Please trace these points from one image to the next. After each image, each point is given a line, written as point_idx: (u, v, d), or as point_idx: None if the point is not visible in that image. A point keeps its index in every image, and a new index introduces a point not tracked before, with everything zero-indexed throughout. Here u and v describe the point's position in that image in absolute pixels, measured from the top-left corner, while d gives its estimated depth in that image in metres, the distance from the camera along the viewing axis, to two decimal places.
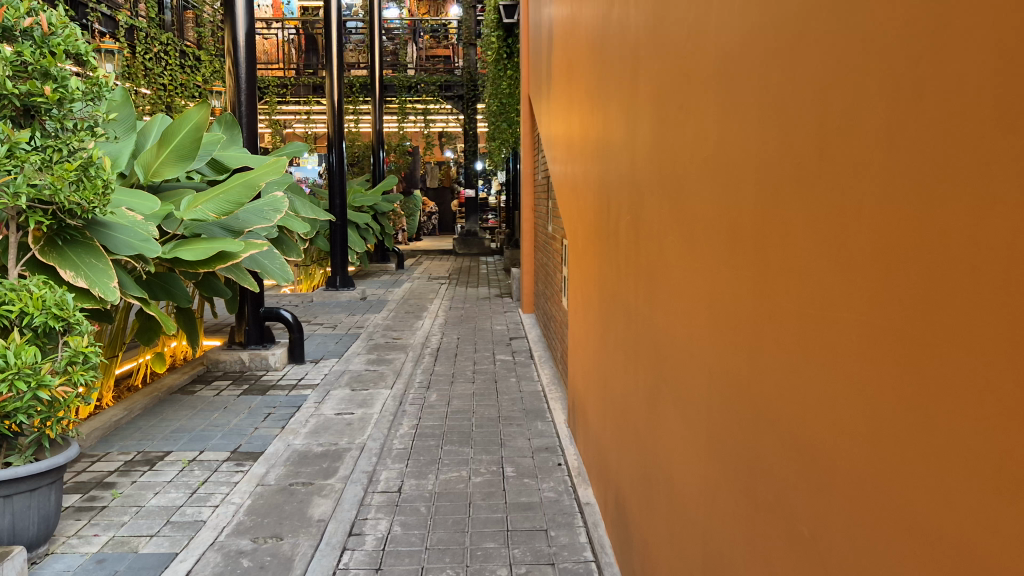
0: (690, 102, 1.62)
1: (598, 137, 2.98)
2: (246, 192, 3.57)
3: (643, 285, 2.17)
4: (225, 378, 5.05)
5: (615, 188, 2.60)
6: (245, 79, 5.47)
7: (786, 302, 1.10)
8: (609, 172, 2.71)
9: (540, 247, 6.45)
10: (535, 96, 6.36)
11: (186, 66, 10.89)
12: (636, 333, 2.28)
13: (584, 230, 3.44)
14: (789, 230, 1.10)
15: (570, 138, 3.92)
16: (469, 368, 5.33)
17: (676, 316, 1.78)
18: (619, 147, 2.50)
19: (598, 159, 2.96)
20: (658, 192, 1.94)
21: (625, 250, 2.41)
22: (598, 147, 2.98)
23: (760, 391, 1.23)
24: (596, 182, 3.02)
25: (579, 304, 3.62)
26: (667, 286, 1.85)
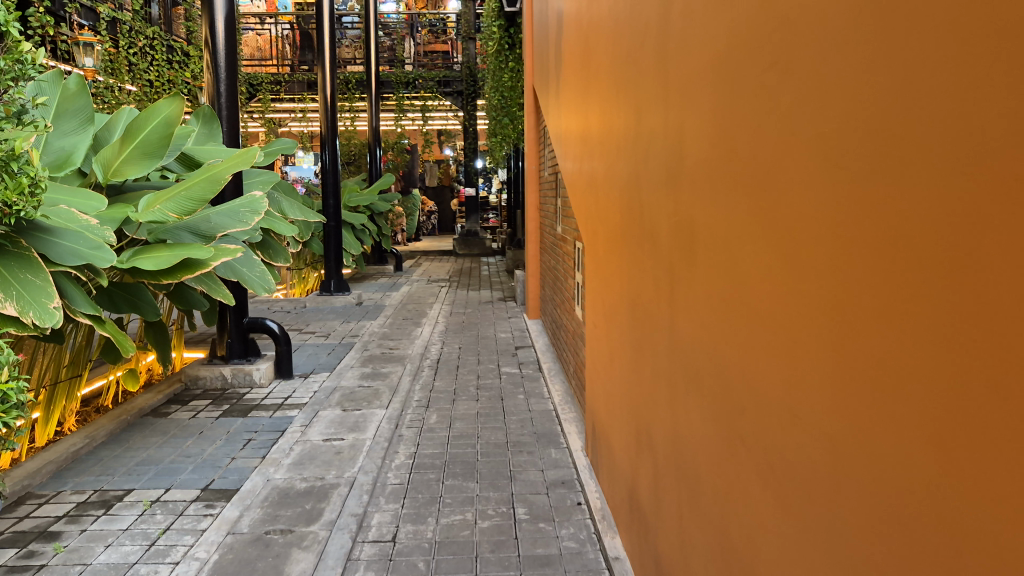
0: (763, 57, 1.21)
1: (619, 123, 2.56)
2: (209, 188, 3.14)
3: (682, 298, 1.75)
4: (204, 397, 4.59)
5: (643, 180, 2.18)
6: (225, 67, 5.00)
7: (995, 349, 0.68)
8: (635, 162, 2.28)
9: (547, 250, 6.00)
10: (541, 87, 5.89)
11: (174, 62, 10.42)
12: (678, 363, 1.83)
13: (602, 233, 3.00)
14: (991, 230, 0.68)
15: (583, 128, 3.48)
16: (472, 383, 4.86)
17: (737, 339, 1.37)
18: (648, 130, 2.08)
19: (620, 148, 2.54)
20: (706, 182, 1.52)
21: (657, 254, 1.99)
22: (619, 136, 2.57)
23: (921, 480, 0.81)
24: (617, 176, 2.60)
25: (595, 317, 3.19)
26: (724, 302, 1.43)
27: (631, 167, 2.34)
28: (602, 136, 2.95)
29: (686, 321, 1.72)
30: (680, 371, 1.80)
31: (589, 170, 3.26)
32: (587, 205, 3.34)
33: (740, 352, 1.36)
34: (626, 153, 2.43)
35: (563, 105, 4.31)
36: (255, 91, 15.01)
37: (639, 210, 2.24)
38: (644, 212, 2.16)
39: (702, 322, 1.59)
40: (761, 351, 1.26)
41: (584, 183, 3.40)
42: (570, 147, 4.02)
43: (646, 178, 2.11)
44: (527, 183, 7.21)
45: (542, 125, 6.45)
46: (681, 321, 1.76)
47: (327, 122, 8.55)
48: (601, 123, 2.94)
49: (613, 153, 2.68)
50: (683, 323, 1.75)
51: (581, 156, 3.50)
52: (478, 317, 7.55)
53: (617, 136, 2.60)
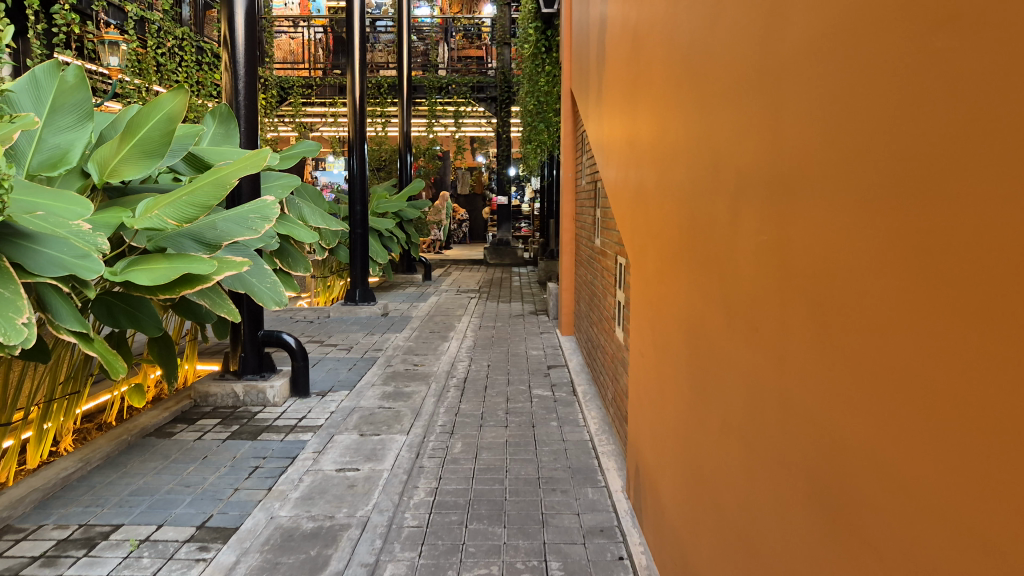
0: (915, 18, 0.87)
1: (678, 125, 2.21)
2: (216, 191, 2.83)
3: (769, 340, 1.40)
4: (212, 417, 4.28)
5: (712, 190, 1.82)
6: (244, 64, 4.70)
7: None
8: (701, 169, 1.93)
9: (583, 263, 5.64)
10: (580, 91, 5.54)
11: (203, 63, 10.22)
12: (757, 415, 1.48)
13: (649, 250, 2.65)
14: None
15: (629, 132, 3.12)
16: (501, 407, 4.50)
17: (858, 405, 1.03)
18: (722, 130, 1.73)
19: (679, 154, 2.19)
20: (814, 195, 1.17)
21: (733, 280, 1.63)
22: (677, 140, 2.21)
23: None
24: (674, 186, 2.25)
25: (641, 344, 2.83)
26: (836, 349, 1.09)
27: (695, 175, 1.99)
28: (652, 141, 2.60)
29: (774, 371, 1.37)
30: (762, 428, 1.44)
31: (636, 180, 2.90)
32: (632, 219, 2.99)
33: (863, 422, 1.01)
34: (688, 159, 2.08)
35: (607, 107, 3.94)
36: (286, 95, 14.83)
37: (706, 227, 1.89)
38: (713, 227, 1.81)
39: (800, 372, 1.24)
40: (896, 427, 0.91)
41: (630, 193, 3.04)
42: (613, 154, 3.66)
43: (718, 187, 1.76)
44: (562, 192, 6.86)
45: (580, 131, 6.09)
46: (766, 367, 1.41)
47: (356, 126, 8.25)
48: (652, 126, 2.60)
49: (669, 160, 2.33)
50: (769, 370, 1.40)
51: (628, 163, 3.14)
52: (508, 331, 7.20)
53: (674, 140, 2.25)
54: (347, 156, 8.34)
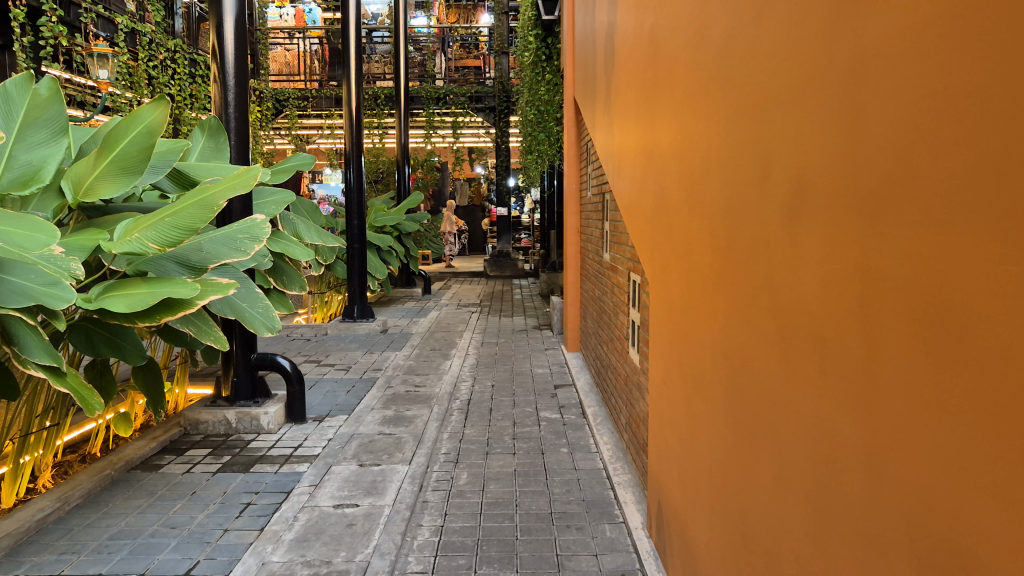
0: None
1: (709, 133, 2.00)
2: (201, 214, 2.55)
3: (843, 385, 1.19)
4: (203, 447, 4.05)
5: (757, 207, 1.62)
6: (234, 75, 4.47)
7: None
8: (742, 182, 1.72)
9: (590, 278, 5.43)
10: (586, 100, 5.33)
11: (196, 76, 10.02)
12: (825, 470, 1.26)
13: (672, 268, 2.44)
14: None
15: (646, 140, 2.91)
16: (507, 433, 4.27)
17: (987, 479, 0.81)
18: (771, 138, 1.52)
19: (711, 165, 1.98)
20: (910, 211, 0.96)
21: (790, 310, 1.42)
22: (708, 150, 2.01)
23: None
24: (705, 201, 2.04)
25: (664, 370, 2.61)
26: (949, 404, 0.88)
27: (735, 188, 1.78)
28: (675, 151, 2.39)
29: (852, 422, 1.16)
30: (833, 487, 1.23)
31: (656, 193, 2.69)
32: (652, 236, 2.78)
33: (995, 499, 0.80)
34: (724, 171, 1.87)
35: (619, 116, 3.73)
36: (282, 108, 14.63)
37: (749, 248, 1.68)
38: (760, 248, 1.60)
39: (893, 428, 1.03)
40: None
41: (649, 207, 2.83)
42: (627, 165, 3.44)
43: (767, 203, 1.56)
44: (566, 204, 6.64)
45: (585, 141, 5.88)
46: (839, 416, 1.20)
47: (352, 138, 8.03)
48: (675, 135, 2.39)
49: (697, 171, 2.12)
50: (844, 420, 1.19)
51: (645, 176, 2.94)
52: (511, 348, 6.97)
53: (705, 150, 2.04)
54: (344, 169, 8.12)
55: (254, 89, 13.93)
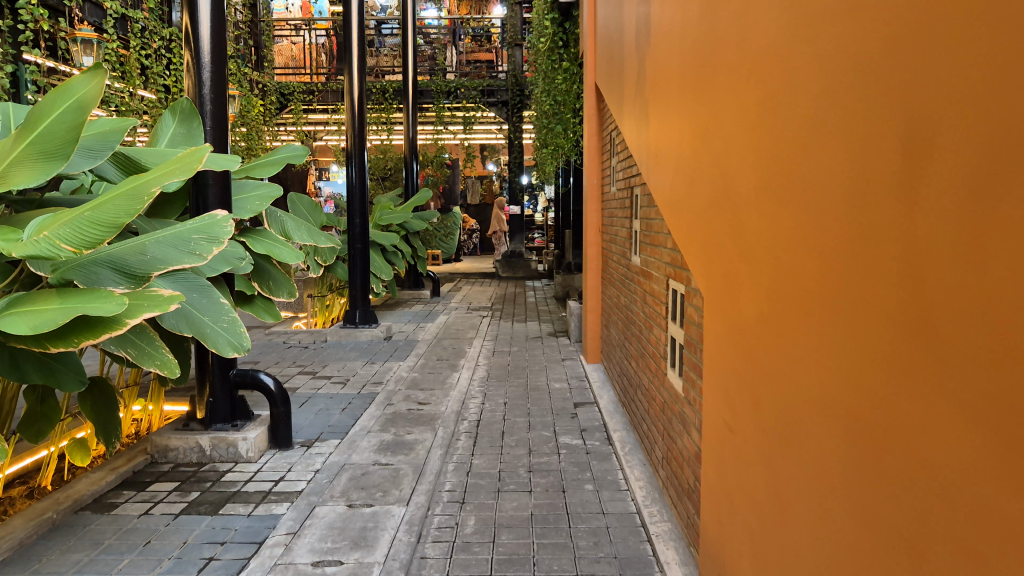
0: None
1: (802, 96, 1.45)
2: (129, 204, 1.95)
3: None
4: (170, 482, 3.49)
5: (906, 193, 1.06)
6: (210, 48, 3.87)
7: None
8: (867, 159, 1.18)
9: (615, 283, 4.85)
10: (611, 85, 4.74)
11: None
12: None
13: (738, 279, 1.87)
14: None
15: (694, 120, 2.34)
16: (522, 464, 3.70)
17: None
18: (937, 85, 0.97)
19: (806, 138, 1.43)
20: None
21: (996, 358, 0.86)
22: (800, 118, 1.46)
23: None
24: (794, 190, 1.49)
25: (722, 407, 2.06)
26: None
27: (855, 167, 1.23)
28: (740, 128, 1.84)
29: None
30: None
31: (710, 185, 2.14)
32: (704, 237, 2.22)
33: None
34: (830, 146, 1.32)
35: (654, 97, 3.16)
36: (287, 102, 14.07)
37: (888, 255, 1.12)
38: (913, 256, 1.05)
39: None
40: None
41: (699, 201, 2.28)
42: (667, 154, 2.88)
43: (930, 187, 1.00)
44: (585, 201, 6.07)
45: (608, 131, 5.30)
46: None
47: (354, 130, 7.47)
48: (741, 107, 1.84)
49: (780, 150, 1.57)
50: None
51: (693, 163, 2.38)
52: (525, 358, 6.39)
53: (794, 119, 1.49)
54: (345, 164, 7.56)
55: (258, 83, 13.38)
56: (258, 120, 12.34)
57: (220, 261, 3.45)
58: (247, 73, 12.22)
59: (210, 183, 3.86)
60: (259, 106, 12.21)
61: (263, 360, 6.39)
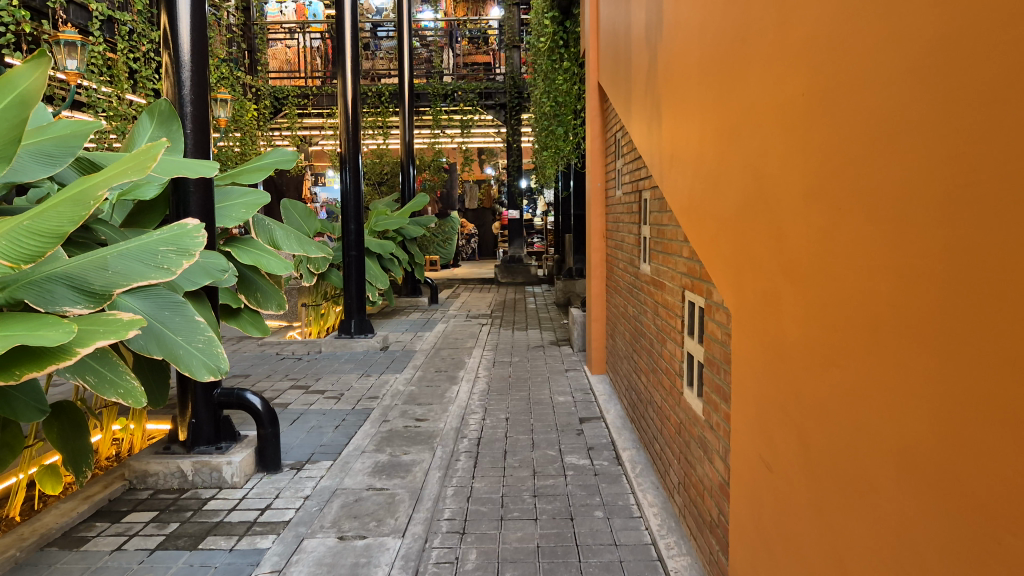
0: None
1: (866, 82, 1.21)
2: (75, 212, 1.71)
3: None
4: (148, 512, 3.24)
5: None
6: (189, 48, 3.62)
7: None
8: (970, 156, 0.93)
9: (622, 291, 4.61)
10: (616, 84, 4.51)
11: None
12: None
13: (777, 299, 1.63)
14: None
15: (719, 118, 2.10)
16: (526, 488, 3.46)
17: None
18: None
19: (871, 133, 1.19)
20: None
21: None
22: (864, 109, 1.22)
23: None
24: (856, 195, 1.25)
25: (758, 440, 1.82)
26: None
27: (944, 166, 0.99)
28: (779, 124, 1.61)
29: None
30: None
31: (740, 189, 1.90)
32: (732, 248, 1.98)
33: None
34: (906, 142, 1.08)
35: (667, 93, 2.92)
36: (281, 106, 13.81)
37: (1004, 276, 0.88)
38: None
39: None
40: None
41: (726, 207, 2.04)
42: (684, 155, 2.64)
43: None
44: (589, 206, 5.83)
45: (613, 132, 5.06)
46: None
47: (348, 134, 7.24)
48: (780, 99, 1.60)
49: (835, 147, 1.33)
50: None
51: (716, 164, 2.14)
52: (527, 369, 6.14)
53: (855, 109, 1.25)
54: (339, 169, 7.32)
55: (252, 87, 13.12)
56: (252, 125, 12.08)
57: (201, 273, 3.21)
58: (240, 77, 11.97)
59: (191, 190, 3.60)
60: (252, 111, 11.96)
61: (254, 372, 6.13)
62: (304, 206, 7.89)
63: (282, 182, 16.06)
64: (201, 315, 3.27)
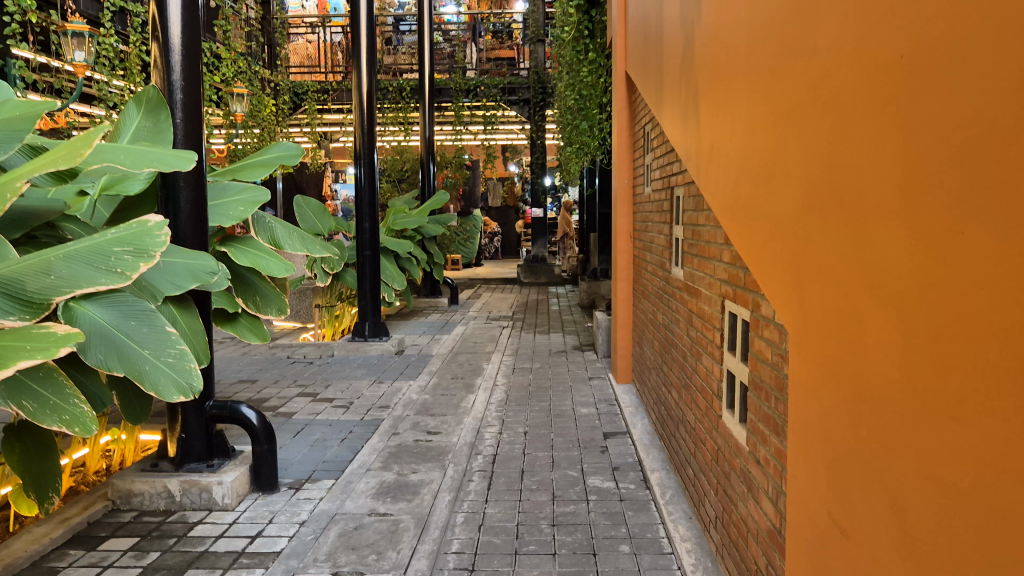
0: None
1: (1002, 32, 0.88)
2: None
3: None
4: (128, 538, 2.95)
5: None
6: (180, 33, 3.31)
7: None
8: None
9: (651, 297, 4.28)
10: (646, 73, 4.17)
11: None
12: None
13: (854, 320, 1.30)
14: None
15: (773, 100, 1.76)
16: (545, 516, 3.13)
17: None
18: None
19: (1015, 101, 0.87)
20: None
21: None
22: (999, 68, 0.89)
23: None
24: (987, 186, 0.92)
25: (824, 492, 1.48)
26: None
27: None
28: (859, 99, 1.27)
29: None
30: None
31: (803, 183, 1.56)
32: (790, 256, 1.64)
33: None
34: None
35: (704, 77, 2.58)
36: (301, 101, 13.58)
37: None
38: None
39: None
40: None
41: (783, 205, 1.70)
42: (724, 145, 2.29)
43: None
44: (614, 204, 5.49)
45: (642, 125, 4.73)
46: None
47: (363, 128, 6.94)
48: (859, 68, 1.27)
49: (952, 125, 0.99)
50: None
51: (770, 154, 1.80)
52: (548, 376, 5.82)
53: (984, 71, 0.92)
54: (354, 165, 7.02)
55: (271, 81, 12.89)
56: (270, 120, 11.86)
57: (187, 276, 2.91)
58: (259, 71, 11.75)
59: (181, 186, 3.32)
60: (270, 106, 11.73)
61: (262, 377, 5.85)
62: (319, 202, 7.70)
63: (302, 179, 15.84)
64: (186, 322, 2.97)
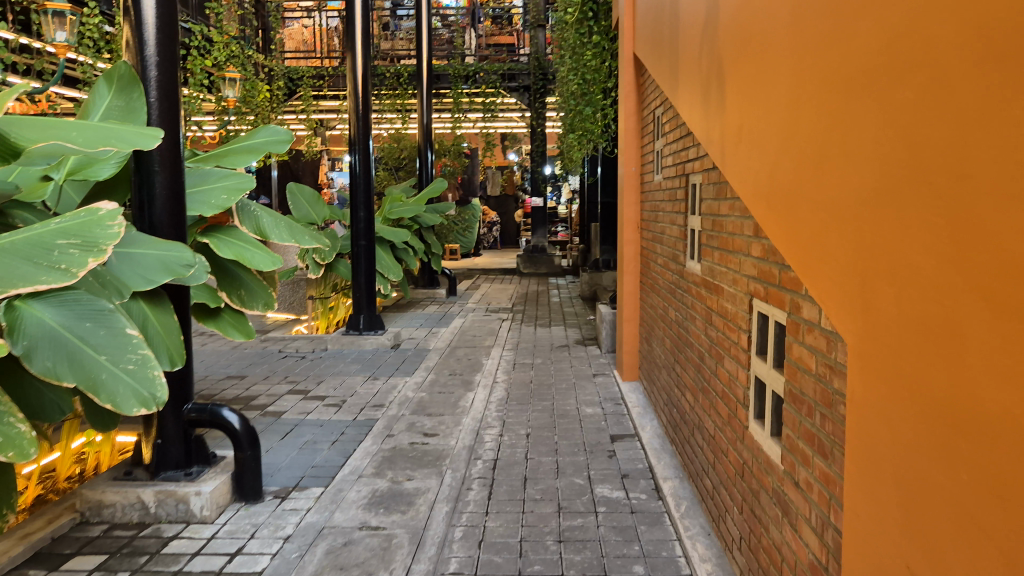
0: None
1: None
2: None
3: None
4: (95, 556, 2.70)
5: None
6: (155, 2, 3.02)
7: None
8: None
9: (662, 291, 4.03)
10: (658, 52, 3.91)
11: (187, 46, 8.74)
12: None
13: (951, 334, 1.05)
14: None
15: (829, 67, 1.50)
16: (550, 531, 2.89)
17: None
18: None
19: None
20: None
21: None
22: None
23: None
24: None
25: (897, 538, 1.23)
26: None
27: None
28: (963, 56, 1.01)
29: None
30: None
31: (872, 165, 1.30)
32: (852, 252, 1.39)
33: None
34: None
35: (730, 50, 2.32)
36: (296, 87, 13.29)
37: None
38: None
39: None
40: None
41: (841, 191, 1.44)
42: (756, 126, 2.03)
43: None
44: (620, 194, 5.24)
45: (652, 110, 4.47)
46: None
47: (358, 113, 6.67)
48: (961, 18, 1.01)
49: None
50: None
51: (823, 132, 1.54)
52: (550, 373, 5.58)
53: None
54: (348, 152, 6.75)
55: (265, 67, 12.61)
56: (265, 106, 11.58)
57: (160, 269, 2.65)
58: (253, 56, 11.46)
59: (156, 169, 3.04)
60: (264, 92, 11.45)
61: (251, 373, 5.60)
62: (313, 190, 7.43)
63: (298, 168, 15.57)
64: (158, 319, 2.71)
